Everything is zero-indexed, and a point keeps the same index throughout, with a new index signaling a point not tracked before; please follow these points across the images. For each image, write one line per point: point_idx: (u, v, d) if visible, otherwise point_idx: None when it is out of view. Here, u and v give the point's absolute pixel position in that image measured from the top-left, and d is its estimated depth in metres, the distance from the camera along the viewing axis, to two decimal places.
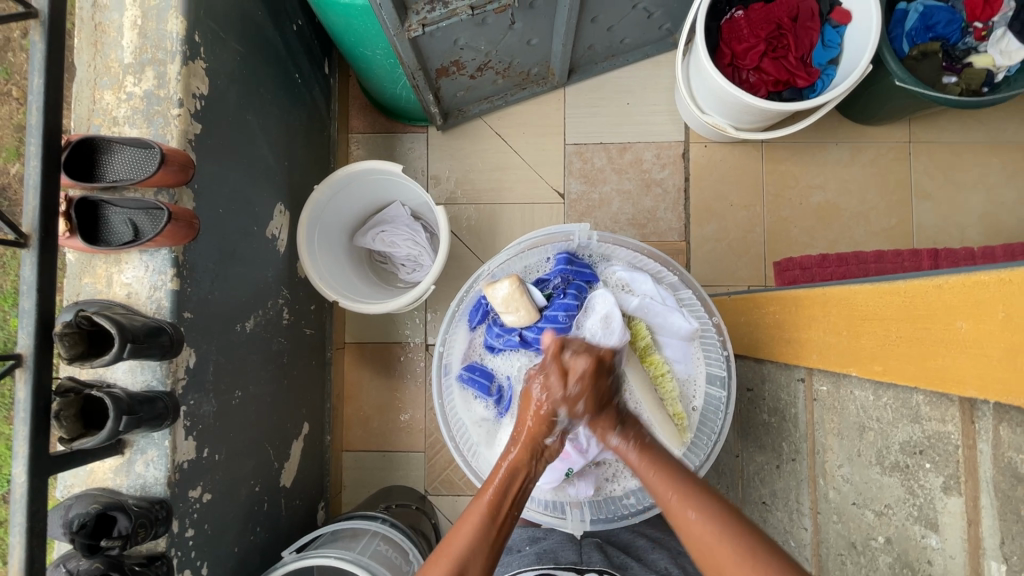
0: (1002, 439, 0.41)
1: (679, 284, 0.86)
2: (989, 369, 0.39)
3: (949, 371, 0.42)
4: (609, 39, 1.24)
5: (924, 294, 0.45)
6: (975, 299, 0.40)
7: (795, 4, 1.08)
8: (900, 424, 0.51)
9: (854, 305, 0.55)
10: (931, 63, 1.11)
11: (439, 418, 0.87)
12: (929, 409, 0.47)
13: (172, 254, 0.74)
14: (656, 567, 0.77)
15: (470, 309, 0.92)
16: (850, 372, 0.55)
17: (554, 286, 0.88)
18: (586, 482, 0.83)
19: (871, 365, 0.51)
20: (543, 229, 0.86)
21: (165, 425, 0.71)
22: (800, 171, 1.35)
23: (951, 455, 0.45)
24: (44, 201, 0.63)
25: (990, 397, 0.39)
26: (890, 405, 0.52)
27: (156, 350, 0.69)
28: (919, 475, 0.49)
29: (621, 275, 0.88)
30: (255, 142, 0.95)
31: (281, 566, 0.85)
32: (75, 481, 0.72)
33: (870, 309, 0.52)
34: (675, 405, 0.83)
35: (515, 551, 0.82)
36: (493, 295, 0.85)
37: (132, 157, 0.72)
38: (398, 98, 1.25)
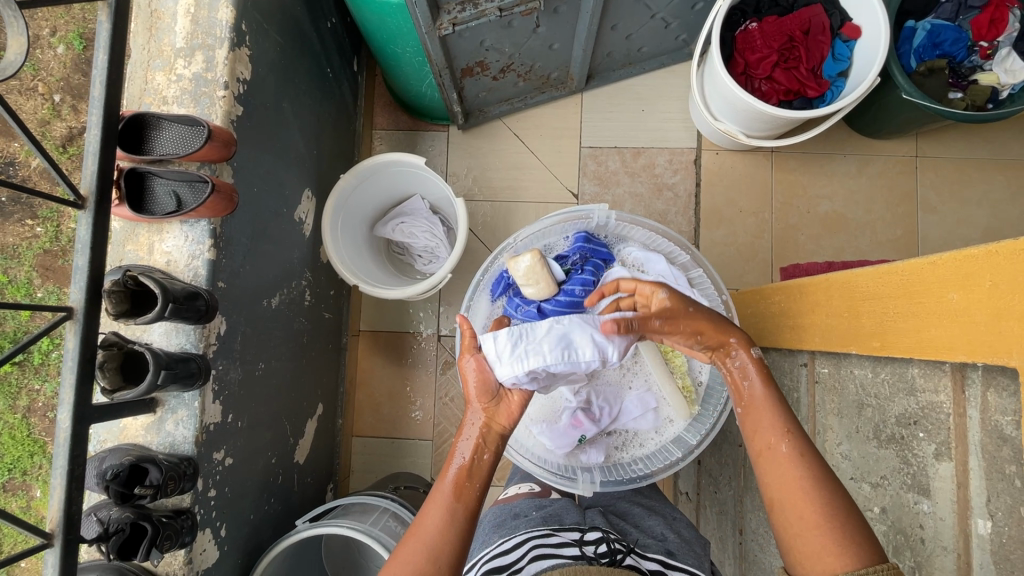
0: (989, 404, 0.44)
1: (689, 265, 0.93)
2: (977, 336, 0.42)
3: (942, 339, 0.46)
4: (627, 47, 1.30)
5: (919, 271, 0.48)
6: (965, 272, 0.43)
7: (808, 17, 1.12)
8: (896, 398, 0.54)
9: (853, 288, 0.58)
10: (937, 79, 1.15)
11: (462, 382, 0.91)
12: (923, 381, 0.50)
13: (210, 226, 0.79)
14: (656, 533, 0.78)
15: (492, 282, 0.98)
16: (850, 352, 0.58)
17: (574, 262, 0.95)
18: (597, 449, 0.93)
19: (870, 342, 0.55)
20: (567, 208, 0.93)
21: (197, 385, 0.75)
22: (808, 181, 1.38)
23: (943, 423, 0.48)
24: (101, 168, 0.68)
25: (977, 361, 0.42)
26: (887, 380, 0.55)
27: (193, 314, 0.73)
28: (913, 444, 0.51)
29: (636, 255, 0.96)
30: (289, 129, 1.00)
31: (294, 534, 0.88)
32: (108, 437, 0.76)
33: (869, 288, 0.55)
34: (683, 378, 0.94)
35: (521, 515, 0.81)
36: (515, 268, 0.91)
37: (179, 134, 0.77)
38: (423, 96, 1.30)
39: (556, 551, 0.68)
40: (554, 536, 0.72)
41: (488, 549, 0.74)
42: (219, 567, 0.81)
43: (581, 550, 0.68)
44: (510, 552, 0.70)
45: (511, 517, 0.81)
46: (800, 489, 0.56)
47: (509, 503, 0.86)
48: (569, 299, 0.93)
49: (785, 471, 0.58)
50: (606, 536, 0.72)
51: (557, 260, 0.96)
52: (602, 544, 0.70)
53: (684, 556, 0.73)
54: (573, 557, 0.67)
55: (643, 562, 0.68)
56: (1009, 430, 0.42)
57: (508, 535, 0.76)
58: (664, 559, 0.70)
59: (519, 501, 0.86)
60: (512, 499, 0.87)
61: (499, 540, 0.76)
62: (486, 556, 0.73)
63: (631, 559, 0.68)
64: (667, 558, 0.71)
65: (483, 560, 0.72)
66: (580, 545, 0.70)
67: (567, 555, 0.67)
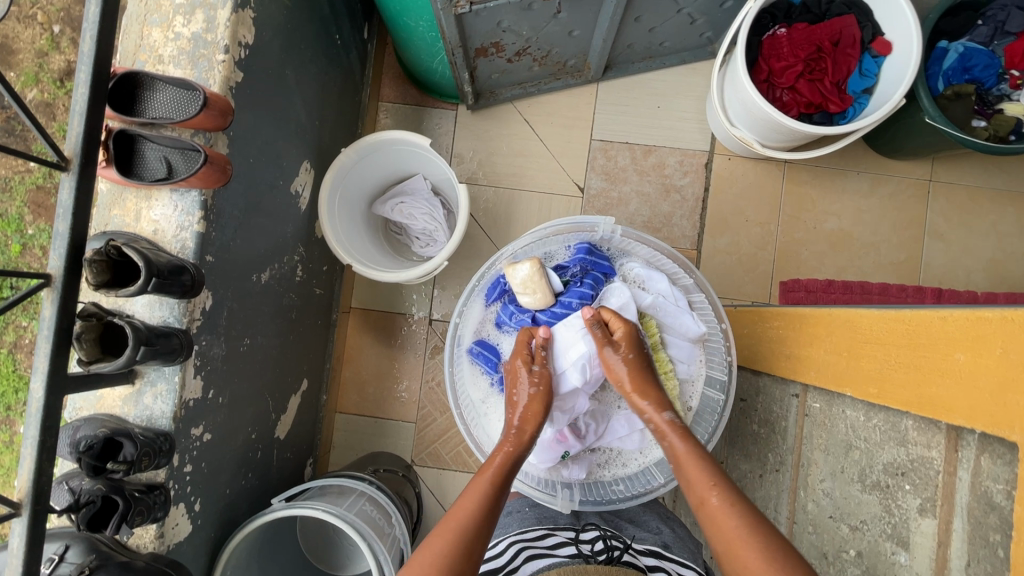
0: (981, 467, 0.44)
1: (692, 287, 0.91)
2: (983, 402, 0.42)
3: (943, 399, 0.45)
4: (649, 40, 1.25)
5: (927, 324, 0.48)
6: (977, 334, 0.43)
7: (840, 28, 1.08)
8: (886, 446, 0.53)
9: (855, 329, 0.57)
10: (962, 105, 1.11)
11: (447, 387, 0.92)
12: (917, 434, 0.50)
13: (201, 197, 0.76)
14: (651, 527, 0.84)
15: (488, 286, 0.97)
16: (845, 394, 0.58)
17: (572, 274, 0.94)
18: (579, 466, 0.92)
19: (866, 388, 0.54)
20: (571, 217, 0.89)
21: (178, 360, 0.73)
22: (818, 196, 1.36)
23: (931, 479, 0.48)
24: (87, 129, 0.64)
25: (981, 428, 0.42)
26: (879, 427, 0.54)
27: (177, 288, 0.71)
28: (898, 495, 0.52)
29: (638, 272, 0.94)
30: (291, 98, 0.96)
31: (269, 513, 0.88)
32: (83, 405, 0.74)
33: (873, 333, 0.54)
34: (673, 403, 0.90)
35: (516, 513, 0.88)
36: (514, 275, 0.90)
37: (174, 97, 0.74)
38: (433, 72, 1.26)
39: (550, 551, 0.74)
40: (549, 536, 0.77)
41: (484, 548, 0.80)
42: (192, 541, 0.81)
43: (578, 548, 0.75)
44: (504, 552, 0.75)
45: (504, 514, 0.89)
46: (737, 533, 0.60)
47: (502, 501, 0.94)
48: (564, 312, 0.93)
49: (721, 523, 0.63)
50: (603, 533, 0.78)
51: (557, 270, 0.95)
52: (599, 542, 0.76)
53: (678, 549, 0.79)
54: (569, 555, 0.73)
55: (640, 558, 0.75)
56: (998, 497, 0.42)
57: (501, 535, 0.83)
58: (660, 550, 0.77)
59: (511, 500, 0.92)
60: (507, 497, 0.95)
61: (495, 539, 0.82)
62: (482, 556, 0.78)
63: (628, 555, 0.74)
64: (663, 549, 0.77)
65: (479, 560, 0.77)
66: (576, 543, 0.76)
67: (564, 555, 0.73)
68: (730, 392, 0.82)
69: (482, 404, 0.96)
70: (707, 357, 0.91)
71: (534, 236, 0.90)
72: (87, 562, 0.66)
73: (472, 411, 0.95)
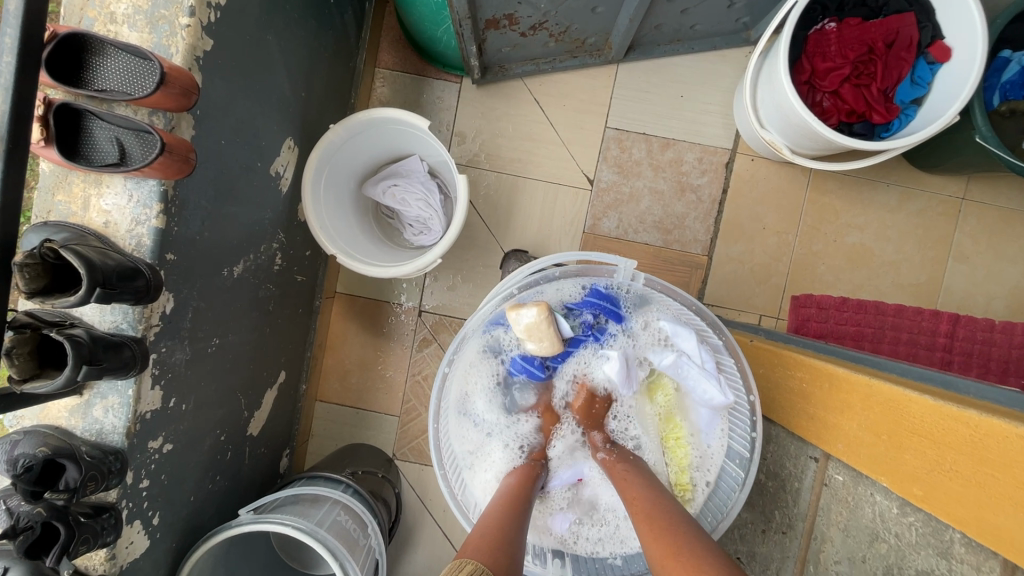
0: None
1: (721, 348, 0.84)
2: None
3: (1014, 534, 0.43)
4: (680, 22, 1.12)
5: (998, 437, 0.44)
6: None
7: (896, 28, 0.97)
8: (922, 552, 0.52)
9: (902, 414, 0.54)
10: (1017, 123, 1.01)
11: (430, 439, 0.84)
12: (964, 551, 0.49)
13: (161, 187, 0.66)
14: None
15: (486, 327, 0.87)
16: (880, 482, 0.55)
17: (583, 320, 0.89)
18: (571, 521, 0.86)
19: (910, 487, 0.52)
20: (590, 255, 0.81)
21: (131, 374, 0.65)
22: (842, 207, 1.27)
23: None
24: (15, 106, 0.53)
25: None
26: (918, 527, 0.53)
27: (128, 296, 0.62)
28: None
29: (662, 326, 0.88)
30: (272, 68, 0.84)
31: (235, 527, 0.82)
32: (25, 414, 0.66)
33: (924, 428, 0.51)
34: (683, 475, 0.86)
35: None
36: (516, 321, 0.81)
37: (127, 68, 0.63)
38: (437, 41, 1.13)
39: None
40: None
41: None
42: (150, 555, 0.76)
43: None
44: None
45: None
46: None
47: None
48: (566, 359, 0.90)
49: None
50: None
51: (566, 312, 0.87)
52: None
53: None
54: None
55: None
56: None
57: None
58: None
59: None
60: None
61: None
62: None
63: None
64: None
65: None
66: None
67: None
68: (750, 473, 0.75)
69: (468, 457, 0.89)
70: (729, 427, 0.85)
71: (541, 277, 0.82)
72: None
73: (456, 468, 0.87)
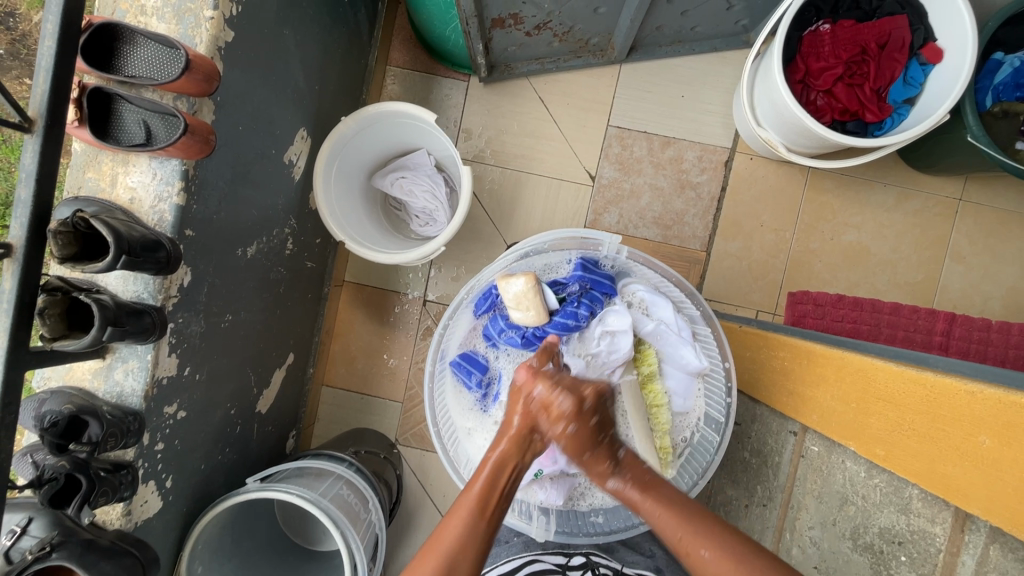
0: (989, 558, 0.46)
1: (698, 319, 0.88)
2: (999, 497, 0.43)
3: (958, 483, 0.46)
4: (680, 24, 1.16)
5: (953, 397, 0.48)
6: (1009, 423, 0.42)
7: (889, 30, 1.00)
8: (885, 509, 0.55)
9: (870, 382, 0.57)
10: (1010, 124, 1.04)
11: (426, 401, 0.89)
12: (921, 505, 0.52)
13: (183, 167, 0.71)
14: (645, 550, 0.83)
15: (479, 298, 0.93)
16: (848, 447, 0.59)
17: (570, 292, 0.89)
18: (557, 489, 0.87)
19: (873, 448, 0.55)
20: (573, 230, 0.85)
21: (150, 340, 0.70)
22: (840, 206, 1.29)
23: (931, 557, 0.51)
24: (54, 86, 0.58)
25: (992, 520, 0.43)
26: (879, 487, 0.56)
27: (151, 266, 0.66)
28: (892, 564, 0.54)
29: (642, 296, 0.90)
30: (289, 61, 0.89)
31: (242, 493, 0.86)
32: (52, 375, 0.71)
33: (889, 393, 0.55)
34: (663, 438, 0.87)
35: (504, 543, 0.85)
36: (506, 289, 0.86)
37: (156, 57, 0.68)
38: (446, 40, 1.18)
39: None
40: (538, 563, 0.73)
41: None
42: (162, 516, 0.80)
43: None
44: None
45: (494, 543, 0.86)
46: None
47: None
48: (557, 331, 0.88)
49: (712, 574, 0.58)
50: (592, 560, 0.73)
51: (555, 285, 0.91)
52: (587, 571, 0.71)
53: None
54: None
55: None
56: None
57: (490, 566, 0.80)
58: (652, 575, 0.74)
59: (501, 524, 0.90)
60: None
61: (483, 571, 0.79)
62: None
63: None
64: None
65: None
66: (564, 572, 0.71)
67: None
68: (727, 435, 0.80)
69: (462, 421, 0.93)
70: (706, 393, 0.88)
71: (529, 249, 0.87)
72: (49, 537, 0.65)
73: (449, 427, 0.91)
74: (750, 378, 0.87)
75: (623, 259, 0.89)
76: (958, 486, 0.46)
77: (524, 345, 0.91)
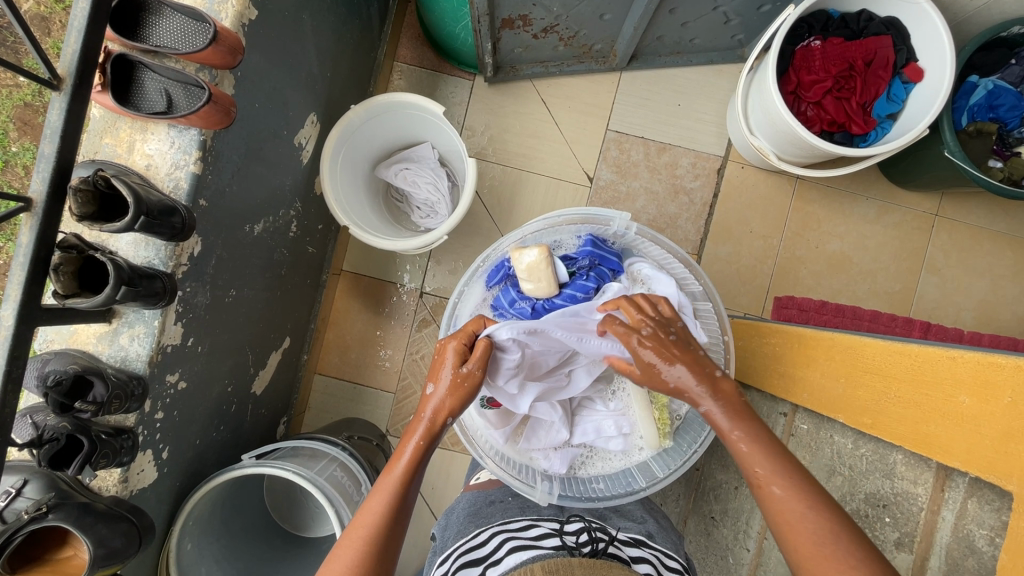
0: (966, 510, 0.54)
1: (700, 295, 0.94)
2: (975, 447, 0.52)
3: (945, 440, 0.55)
4: (680, 35, 1.22)
5: (941, 364, 0.57)
6: (988, 378, 0.51)
7: (874, 48, 1.06)
8: (872, 477, 0.66)
9: (860, 357, 0.69)
10: (982, 142, 1.11)
11: None
12: (904, 468, 0.61)
13: (200, 137, 0.72)
14: (636, 517, 0.85)
15: (491, 269, 0.99)
16: (837, 418, 0.71)
17: (580, 266, 0.97)
18: (560, 460, 0.94)
19: (862, 418, 0.66)
20: (585, 208, 0.92)
21: (159, 305, 0.70)
22: (825, 217, 1.35)
23: (914, 515, 0.60)
24: (85, 47, 0.60)
25: (969, 470, 0.52)
26: (866, 455, 0.67)
27: (166, 230, 0.67)
28: (877, 526, 0.64)
29: (645, 271, 0.98)
30: (305, 45, 0.92)
31: (238, 469, 0.86)
32: (55, 338, 0.71)
33: (877, 365, 0.66)
34: (663, 411, 0.94)
35: (498, 503, 0.87)
36: (519, 260, 0.93)
37: (180, 28, 0.70)
38: (453, 38, 1.21)
39: (535, 543, 0.70)
40: (535, 527, 0.75)
41: (462, 540, 0.77)
42: (155, 488, 0.80)
43: (562, 540, 0.71)
44: (487, 543, 0.72)
45: (486, 504, 0.87)
46: (798, 525, 0.56)
47: (483, 492, 0.93)
48: (566, 301, 0.95)
49: (781, 508, 0.58)
50: (588, 525, 0.76)
51: (565, 260, 0.98)
52: (583, 534, 0.73)
53: (661, 539, 0.80)
54: (553, 547, 0.70)
55: (625, 549, 0.73)
56: (978, 542, 0.52)
57: (484, 524, 0.80)
58: (644, 539, 0.78)
59: (493, 490, 0.92)
60: (484, 487, 0.94)
61: (475, 530, 0.78)
62: (459, 549, 0.75)
63: (613, 547, 0.72)
64: (648, 539, 0.78)
65: (457, 551, 0.73)
66: (560, 535, 0.73)
67: (548, 546, 0.69)
68: None
69: None
70: None
71: (542, 224, 0.94)
72: (45, 499, 0.64)
73: None
74: (766, 364, 0.93)
75: (632, 235, 0.95)
76: (939, 440, 0.55)
77: (532, 316, 0.97)
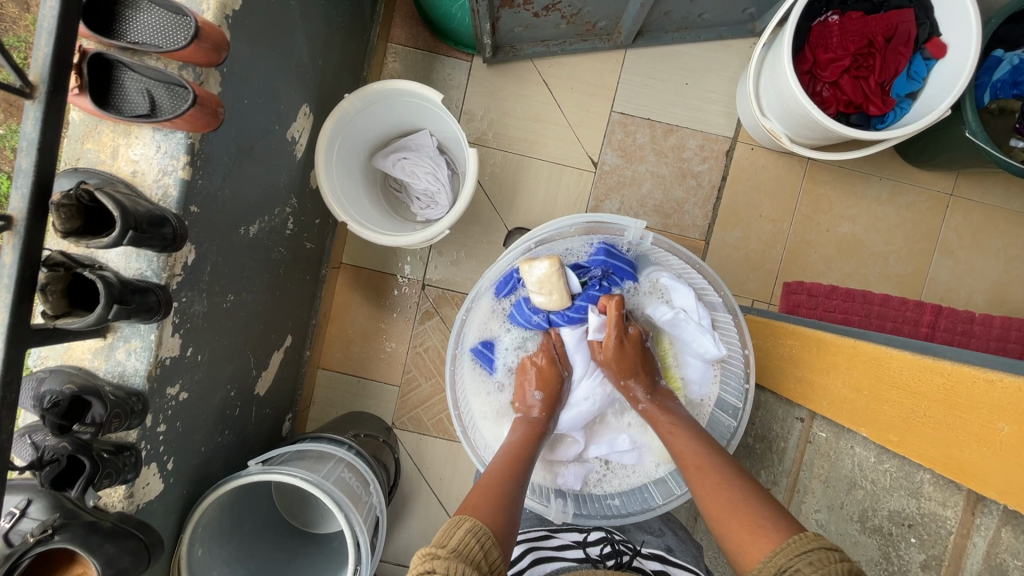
0: (1000, 539, 0.55)
1: (718, 305, 0.94)
2: (1013, 478, 0.51)
3: (981, 468, 0.54)
4: (688, 9, 1.15)
5: (977, 387, 0.55)
6: None
7: (895, 23, 1.02)
8: (897, 492, 0.65)
9: (887, 369, 0.68)
10: (1004, 121, 1.05)
11: (448, 386, 0.94)
12: (932, 488, 0.61)
13: (188, 140, 0.68)
14: (654, 530, 0.88)
15: (500, 282, 0.96)
16: (860, 432, 0.70)
17: (592, 275, 0.96)
18: (575, 476, 0.95)
19: (888, 434, 0.65)
20: (598, 215, 0.87)
21: (155, 318, 0.68)
22: (836, 199, 1.31)
23: (941, 536, 0.60)
24: (57, 50, 0.56)
25: (1007, 501, 0.51)
26: (890, 470, 0.67)
27: (156, 241, 0.64)
28: (901, 542, 0.65)
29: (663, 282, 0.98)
30: (294, 34, 0.86)
31: (246, 477, 0.85)
32: (49, 355, 0.69)
33: (906, 383, 0.64)
34: None
35: None
36: (530, 273, 0.91)
37: (158, 21, 0.65)
38: (450, 17, 1.15)
39: (559, 554, 0.74)
40: (556, 539, 0.77)
41: None
42: (163, 498, 0.79)
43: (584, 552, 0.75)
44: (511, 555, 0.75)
45: None
46: (720, 497, 0.68)
47: None
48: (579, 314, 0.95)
49: (705, 487, 0.71)
50: (609, 537, 0.79)
51: (577, 269, 0.97)
52: (606, 545, 0.76)
53: (682, 554, 0.83)
54: (577, 559, 0.73)
55: (646, 563, 0.75)
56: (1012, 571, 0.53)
57: None
58: (664, 554, 0.77)
59: None
60: None
61: None
62: None
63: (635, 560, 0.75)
64: (666, 554, 0.80)
65: None
66: (583, 547, 0.76)
67: (572, 557, 0.73)
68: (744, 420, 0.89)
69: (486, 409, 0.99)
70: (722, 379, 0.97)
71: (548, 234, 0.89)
72: (51, 519, 0.62)
73: (469, 411, 0.97)
74: (782, 360, 0.91)
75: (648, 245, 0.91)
76: (973, 466, 0.55)
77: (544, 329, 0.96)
